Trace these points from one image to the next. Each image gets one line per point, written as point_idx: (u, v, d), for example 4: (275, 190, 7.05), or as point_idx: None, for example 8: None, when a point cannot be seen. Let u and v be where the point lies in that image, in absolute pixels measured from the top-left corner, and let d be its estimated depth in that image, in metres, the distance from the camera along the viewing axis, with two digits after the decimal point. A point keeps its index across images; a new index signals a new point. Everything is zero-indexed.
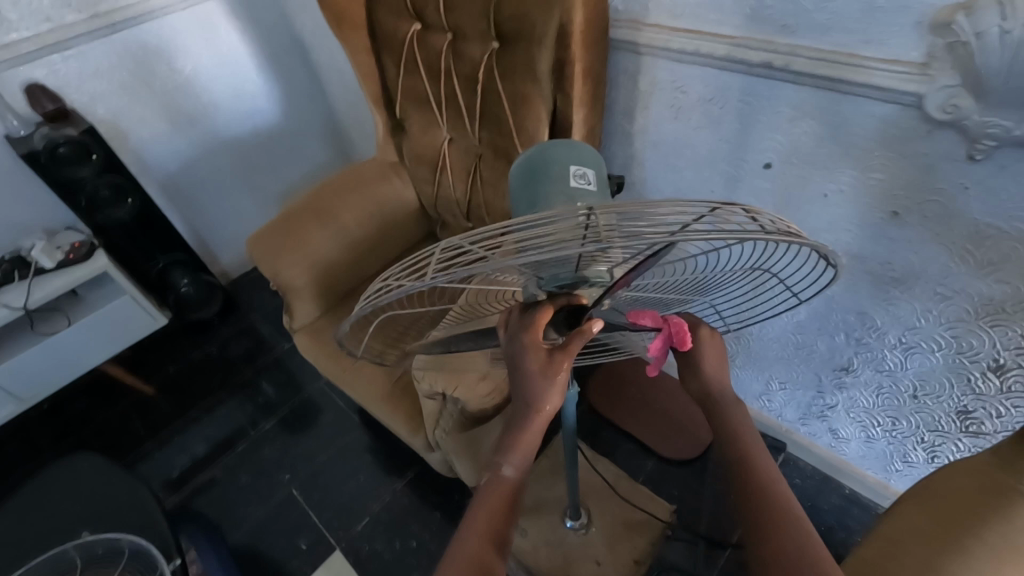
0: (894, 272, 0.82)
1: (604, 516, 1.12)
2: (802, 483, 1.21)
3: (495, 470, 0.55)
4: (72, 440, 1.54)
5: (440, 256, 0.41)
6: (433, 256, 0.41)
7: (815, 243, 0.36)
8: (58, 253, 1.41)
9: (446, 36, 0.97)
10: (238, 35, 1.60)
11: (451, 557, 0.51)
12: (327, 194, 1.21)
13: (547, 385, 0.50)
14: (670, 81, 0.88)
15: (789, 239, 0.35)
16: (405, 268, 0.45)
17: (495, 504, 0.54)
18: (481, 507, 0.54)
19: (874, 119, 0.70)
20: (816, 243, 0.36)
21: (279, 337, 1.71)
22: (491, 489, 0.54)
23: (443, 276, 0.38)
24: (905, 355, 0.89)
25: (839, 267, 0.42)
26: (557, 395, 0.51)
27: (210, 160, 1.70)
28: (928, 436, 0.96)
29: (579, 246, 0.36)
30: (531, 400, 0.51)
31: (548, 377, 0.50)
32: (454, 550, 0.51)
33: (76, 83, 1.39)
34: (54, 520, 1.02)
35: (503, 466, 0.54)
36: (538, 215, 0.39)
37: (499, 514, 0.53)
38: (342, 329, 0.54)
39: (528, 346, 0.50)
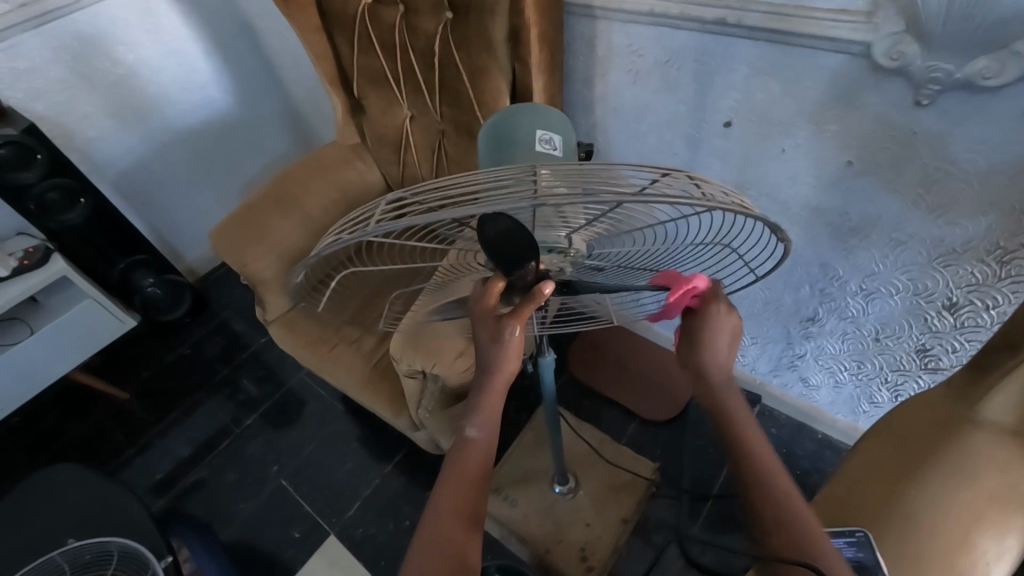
0: (851, 222, 0.84)
1: (591, 480, 1.15)
2: (777, 432, 1.26)
3: (461, 434, 0.55)
4: (48, 452, 1.50)
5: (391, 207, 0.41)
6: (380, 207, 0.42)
7: (764, 216, 0.36)
8: (12, 260, 1.35)
9: (397, 9, 0.95)
10: (181, 21, 1.53)
11: (429, 520, 0.51)
12: (290, 181, 1.18)
13: (500, 348, 0.52)
14: (627, 45, 0.87)
15: (738, 210, 0.35)
16: (362, 218, 0.45)
17: (462, 469, 0.54)
18: (453, 471, 0.54)
19: (825, 71, 0.71)
20: (764, 216, 0.36)
21: (255, 332, 1.68)
22: (459, 453, 0.55)
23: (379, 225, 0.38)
24: (866, 301, 0.93)
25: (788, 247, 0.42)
26: (513, 357, 0.53)
27: (163, 155, 1.64)
28: (891, 376, 1.01)
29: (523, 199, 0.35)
30: (487, 363, 0.54)
31: (500, 342, 0.52)
32: (431, 513, 0.51)
33: (10, 81, 1.31)
34: (38, 530, 1.01)
35: (468, 428, 0.55)
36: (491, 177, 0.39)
37: (475, 476, 0.54)
38: (299, 275, 0.55)
39: (481, 317, 0.52)
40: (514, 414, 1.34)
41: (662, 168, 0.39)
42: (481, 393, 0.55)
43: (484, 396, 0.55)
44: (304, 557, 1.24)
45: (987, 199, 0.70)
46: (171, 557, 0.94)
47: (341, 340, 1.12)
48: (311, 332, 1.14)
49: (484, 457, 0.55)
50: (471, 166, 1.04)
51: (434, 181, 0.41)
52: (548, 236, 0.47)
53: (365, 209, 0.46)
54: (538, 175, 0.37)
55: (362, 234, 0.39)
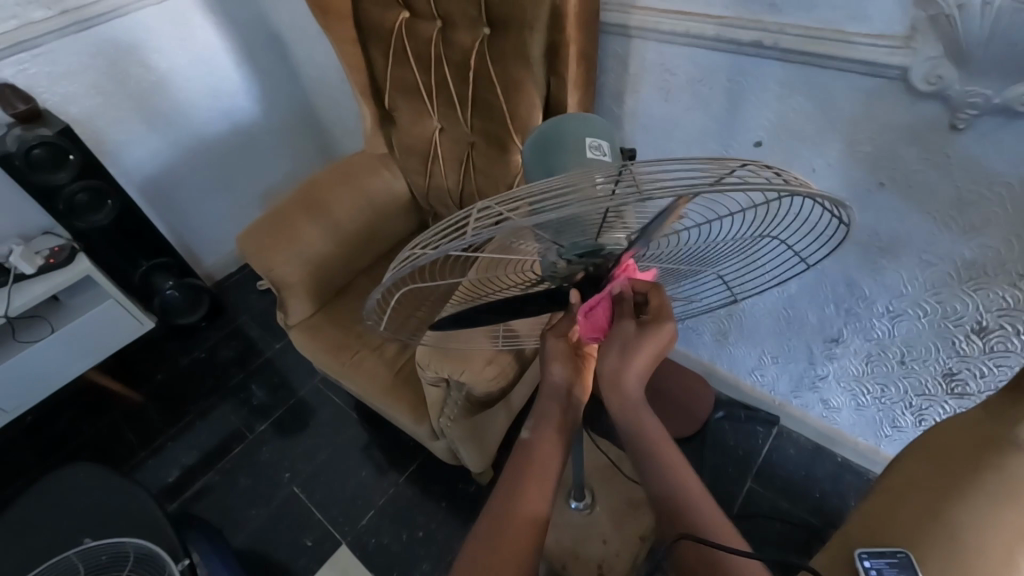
0: (881, 242, 0.85)
1: (608, 496, 1.14)
2: (796, 453, 1.25)
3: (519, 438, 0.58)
4: (62, 451, 1.50)
5: (476, 218, 0.42)
6: (471, 217, 0.42)
7: (832, 195, 0.35)
8: (37, 258, 1.37)
9: (434, 23, 0.97)
10: (213, 31, 1.57)
11: (489, 513, 0.53)
12: (319, 188, 1.19)
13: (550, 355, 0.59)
14: (659, 63, 0.89)
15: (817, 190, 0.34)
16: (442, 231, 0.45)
17: (526, 481, 0.54)
18: (511, 470, 0.55)
19: (860, 91, 0.72)
20: (832, 195, 0.35)
21: (270, 338, 1.68)
22: (522, 458, 0.56)
23: (478, 235, 0.38)
24: (892, 322, 0.93)
25: (851, 227, 0.41)
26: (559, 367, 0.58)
27: (189, 161, 1.67)
28: (916, 400, 1.01)
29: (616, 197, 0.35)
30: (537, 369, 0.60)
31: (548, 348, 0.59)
32: (492, 505, 0.53)
33: (46, 83, 1.34)
34: (53, 529, 1.00)
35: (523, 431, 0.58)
36: (571, 180, 0.39)
37: (538, 474, 0.54)
38: (370, 299, 0.54)
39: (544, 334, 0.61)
40: None
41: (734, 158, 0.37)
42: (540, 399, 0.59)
43: (541, 398, 0.59)
44: (315, 566, 1.23)
45: (1022, 223, 0.71)
46: (189, 560, 0.94)
47: (363, 346, 1.13)
48: (333, 338, 1.15)
49: (547, 458, 0.56)
50: (499, 178, 1.05)
51: (519, 189, 0.41)
52: (608, 239, 0.48)
53: (435, 228, 0.46)
54: (622, 173, 0.37)
55: (452, 245, 0.39)
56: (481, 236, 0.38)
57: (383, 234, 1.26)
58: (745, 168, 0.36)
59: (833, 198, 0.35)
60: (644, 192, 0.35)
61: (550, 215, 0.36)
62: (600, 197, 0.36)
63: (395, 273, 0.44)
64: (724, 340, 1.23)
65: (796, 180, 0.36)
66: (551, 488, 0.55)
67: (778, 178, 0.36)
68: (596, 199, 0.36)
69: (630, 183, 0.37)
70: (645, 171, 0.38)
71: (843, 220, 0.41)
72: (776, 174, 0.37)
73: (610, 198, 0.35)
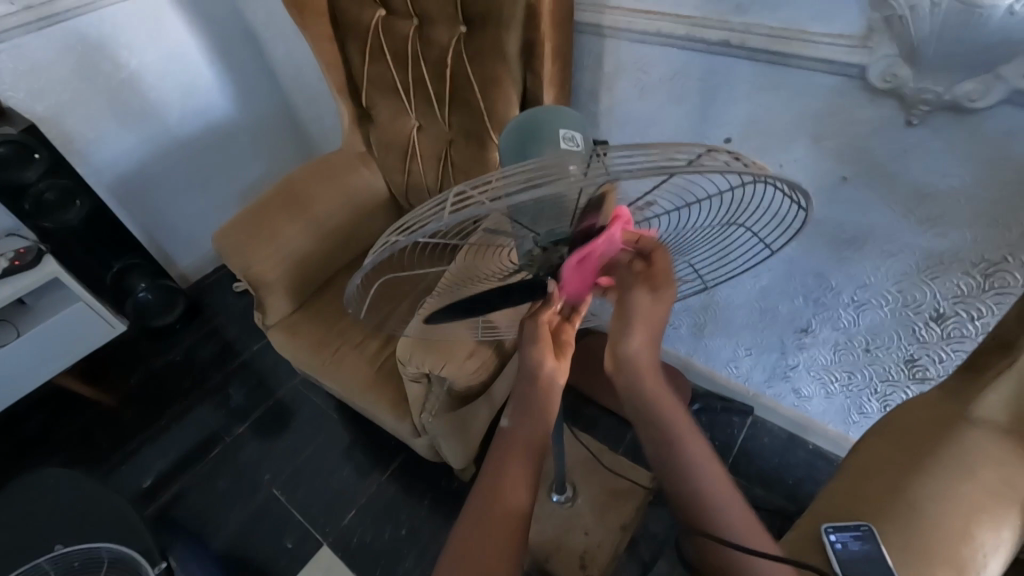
0: (846, 234, 0.88)
1: (589, 488, 1.16)
2: (770, 442, 1.29)
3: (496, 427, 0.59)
4: (31, 457, 1.46)
5: (453, 201, 0.43)
6: (448, 200, 0.43)
7: (791, 178, 0.37)
8: (2, 261, 1.32)
9: (412, 21, 0.98)
10: (185, 28, 1.55)
11: (474, 502, 0.53)
12: (296, 185, 1.19)
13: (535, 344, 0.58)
14: (633, 62, 0.92)
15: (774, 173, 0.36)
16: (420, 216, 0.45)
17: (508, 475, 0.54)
18: (491, 459, 0.56)
19: (822, 88, 0.76)
20: (791, 178, 0.37)
21: (247, 339, 1.66)
22: (503, 449, 0.56)
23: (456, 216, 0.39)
24: (857, 312, 0.96)
25: (810, 211, 0.42)
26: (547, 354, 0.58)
27: (161, 160, 1.63)
28: (881, 387, 1.05)
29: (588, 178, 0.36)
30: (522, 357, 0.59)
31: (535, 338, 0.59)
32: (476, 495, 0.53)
33: (10, 80, 1.30)
34: (22, 536, 0.97)
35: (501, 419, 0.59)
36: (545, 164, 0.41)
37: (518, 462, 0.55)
38: (351, 285, 0.54)
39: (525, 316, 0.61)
40: None
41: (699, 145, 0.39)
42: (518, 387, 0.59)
43: (527, 385, 0.58)
44: (296, 567, 1.21)
45: (973, 214, 0.75)
46: (166, 562, 0.92)
47: (343, 344, 1.12)
48: (314, 337, 1.14)
49: (529, 448, 0.55)
50: (478, 175, 1.06)
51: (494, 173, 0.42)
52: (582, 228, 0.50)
53: (416, 212, 0.47)
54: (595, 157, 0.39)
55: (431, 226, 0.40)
56: (459, 217, 0.39)
57: (362, 232, 1.26)
58: (709, 153, 0.38)
59: (791, 182, 0.37)
60: (614, 173, 0.36)
61: (526, 196, 0.37)
62: (573, 179, 0.37)
63: (377, 254, 0.45)
64: (700, 333, 1.26)
65: (756, 165, 0.37)
66: (531, 480, 0.55)
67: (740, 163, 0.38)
68: (570, 181, 0.37)
69: (602, 166, 0.38)
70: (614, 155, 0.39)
71: (801, 205, 0.42)
72: (738, 159, 0.38)
73: (583, 180, 0.37)
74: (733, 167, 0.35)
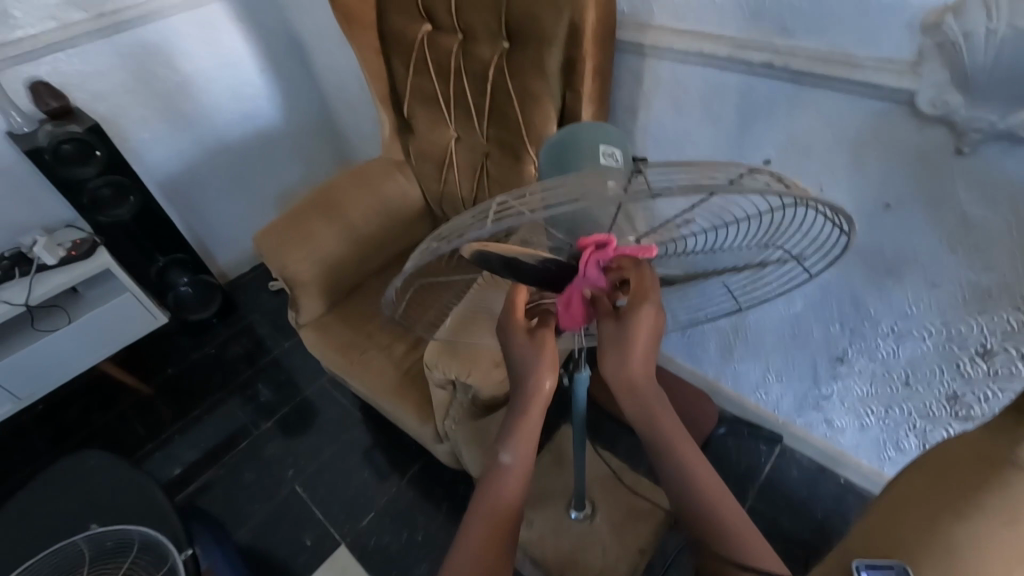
0: (886, 262, 0.86)
1: (608, 506, 1.14)
2: (798, 473, 1.25)
3: (496, 459, 0.58)
4: (71, 439, 1.53)
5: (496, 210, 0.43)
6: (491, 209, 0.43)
7: (833, 202, 0.36)
8: (60, 249, 1.41)
9: (456, 36, 1.01)
10: (240, 37, 1.62)
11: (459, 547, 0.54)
12: (335, 191, 1.23)
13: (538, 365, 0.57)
14: (673, 80, 0.92)
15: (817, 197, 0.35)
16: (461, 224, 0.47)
17: (495, 505, 0.56)
18: (480, 502, 0.56)
19: (867, 113, 0.74)
20: (833, 202, 0.36)
21: (279, 337, 1.71)
22: (494, 478, 0.57)
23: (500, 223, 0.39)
24: (897, 343, 0.93)
25: (852, 236, 0.42)
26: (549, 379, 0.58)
27: (209, 161, 1.71)
28: (919, 422, 1.00)
29: (631, 196, 0.36)
30: (522, 383, 0.58)
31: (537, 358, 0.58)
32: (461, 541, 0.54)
33: (78, 81, 1.39)
34: (60, 514, 1.02)
35: (503, 453, 0.58)
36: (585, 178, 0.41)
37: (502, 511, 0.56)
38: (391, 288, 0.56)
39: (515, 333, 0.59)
40: None
41: (738, 165, 0.39)
42: (518, 414, 0.59)
43: (523, 417, 0.59)
44: (313, 565, 1.23)
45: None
46: (192, 549, 0.95)
47: (371, 347, 1.15)
48: (344, 338, 1.17)
49: (517, 485, 0.57)
50: (512, 187, 1.07)
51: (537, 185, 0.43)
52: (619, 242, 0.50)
53: (457, 219, 0.48)
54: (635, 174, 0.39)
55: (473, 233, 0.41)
56: (501, 226, 0.40)
57: (395, 238, 1.28)
58: (751, 173, 0.38)
59: (834, 205, 0.36)
60: (656, 191, 0.36)
61: (568, 208, 0.38)
62: (615, 195, 0.38)
63: (418, 259, 0.46)
64: (728, 356, 1.23)
65: (799, 187, 0.37)
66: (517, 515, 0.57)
67: (782, 186, 0.38)
68: (612, 197, 0.37)
69: (642, 184, 0.38)
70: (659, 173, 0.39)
71: (844, 229, 0.42)
72: (780, 180, 0.38)
73: (622, 196, 0.37)
74: (775, 188, 0.35)
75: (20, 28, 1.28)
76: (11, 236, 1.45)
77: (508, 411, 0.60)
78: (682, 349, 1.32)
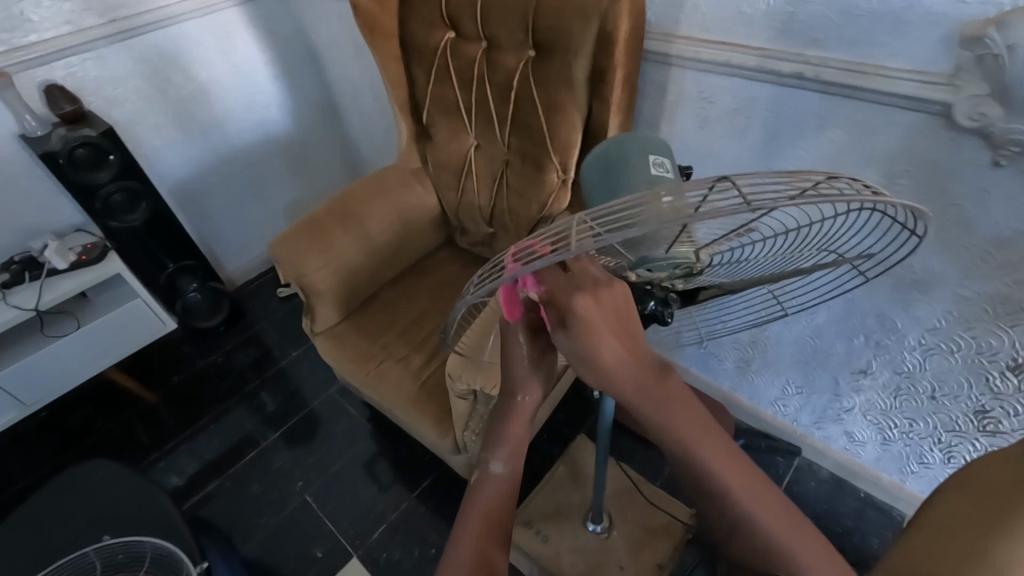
0: (914, 275, 0.85)
1: (625, 520, 1.13)
2: (817, 487, 1.24)
3: (484, 466, 0.58)
4: (74, 449, 1.50)
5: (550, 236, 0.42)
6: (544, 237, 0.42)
7: (920, 206, 0.35)
8: (70, 254, 1.39)
9: (479, 45, 1.01)
10: (254, 45, 1.63)
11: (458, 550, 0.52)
12: (352, 198, 1.21)
13: (535, 375, 0.58)
14: (699, 92, 0.92)
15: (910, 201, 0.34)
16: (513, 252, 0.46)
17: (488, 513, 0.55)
18: (476, 504, 0.56)
19: (900, 126, 0.74)
20: (921, 205, 0.35)
21: (287, 345, 1.69)
22: (481, 485, 0.57)
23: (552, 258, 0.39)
24: (924, 356, 0.92)
25: (922, 239, 0.41)
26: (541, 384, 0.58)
27: (220, 168, 1.70)
28: (945, 437, 0.99)
29: (725, 213, 0.33)
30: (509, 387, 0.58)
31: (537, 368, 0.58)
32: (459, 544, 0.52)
33: (93, 86, 1.38)
34: (69, 525, 1.00)
35: (492, 460, 0.58)
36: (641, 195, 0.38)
37: (496, 509, 0.55)
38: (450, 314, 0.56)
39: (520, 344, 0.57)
40: (546, 446, 1.34)
41: (820, 173, 0.37)
42: (504, 422, 0.59)
43: (509, 420, 0.59)
44: None
45: None
46: (205, 563, 0.92)
47: (388, 357, 1.13)
48: (360, 347, 1.16)
49: (503, 494, 0.56)
50: (534, 196, 1.06)
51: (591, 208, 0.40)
52: (678, 254, 0.46)
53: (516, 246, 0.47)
54: (716, 185, 0.36)
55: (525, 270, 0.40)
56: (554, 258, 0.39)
57: (411, 247, 1.28)
58: (830, 180, 0.36)
59: (920, 209, 0.35)
60: (754, 206, 0.33)
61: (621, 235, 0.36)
62: (695, 210, 0.35)
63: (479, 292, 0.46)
64: (747, 369, 1.22)
65: (883, 193, 0.36)
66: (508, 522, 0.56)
67: (866, 190, 0.36)
68: (699, 212, 0.34)
69: (736, 199, 0.35)
70: (751, 185, 0.36)
71: (915, 231, 0.41)
72: (863, 187, 0.37)
73: (705, 212, 0.34)
74: (864, 195, 0.34)
75: (36, 32, 1.27)
76: (20, 241, 1.44)
77: (493, 417, 0.61)
78: (698, 361, 1.31)
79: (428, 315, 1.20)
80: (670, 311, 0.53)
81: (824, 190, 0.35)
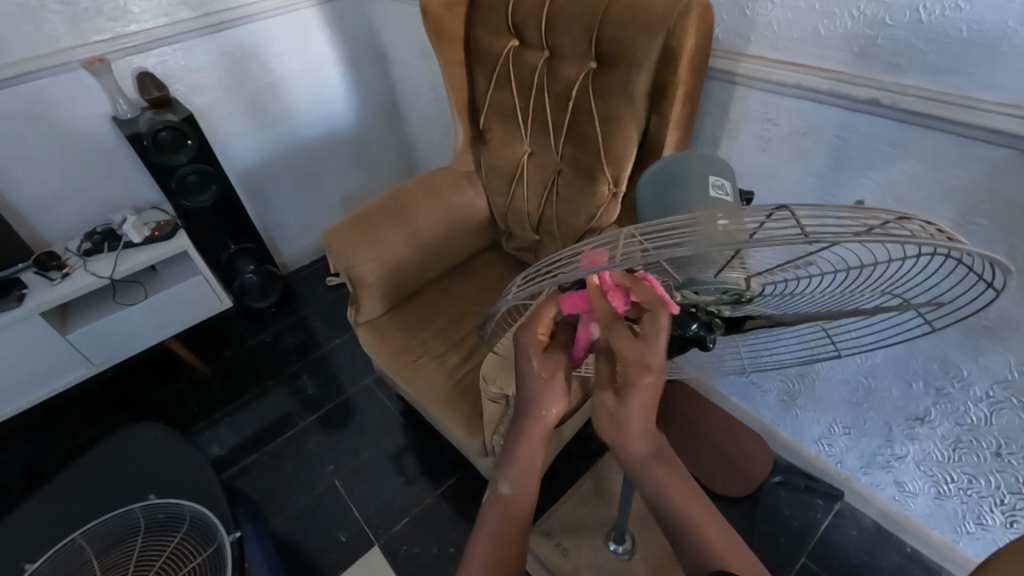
0: (987, 321, 0.79)
1: (649, 545, 1.10)
2: (858, 536, 1.17)
3: (494, 487, 0.55)
4: (129, 411, 1.60)
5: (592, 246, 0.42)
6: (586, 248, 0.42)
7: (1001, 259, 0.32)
8: (145, 229, 1.50)
9: (542, 54, 1.02)
10: (327, 43, 1.70)
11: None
12: (405, 196, 1.25)
13: (546, 388, 0.53)
14: (763, 113, 0.90)
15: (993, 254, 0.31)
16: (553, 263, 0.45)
17: (505, 519, 0.53)
18: (486, 524, 0.54)
19: (983, 163, 0.70)
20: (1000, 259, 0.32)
21: (331, 333, 1.75)
22: (490, 504, 0.54)
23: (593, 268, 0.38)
24: (990, 410, 0.86)
25: (1000, 292, 0.38)
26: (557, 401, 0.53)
27: (286, 158, 1.79)
28: (1008, 499, 0.91)
29: (781, 241, 0.32)
30: (527, 408, 0.54)
31: (548, 380, 0.53)
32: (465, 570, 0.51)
33: (180, 75, 1.49)
34: (121, 482, 1.06)
35: (501, 482, 0.55)
36: (682, 219, 0.38)
37: (505, 530, 0.53)
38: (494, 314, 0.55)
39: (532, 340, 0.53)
40: (572, 459, 1.32)
41: (894, 210, 0.35)
42: (516, 440, 0.55)
43: (521, 442, 0.54)
44: (345, 563, 1.23)
45: None
46: (239, 533, 0.96)
47: (424, 353, 1.16)
48: (400, 342, 1.18)
49: (512, 518, 0.54)
50: (582, 207, 1.06)
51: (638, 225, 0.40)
52: (727, 279, 0.46)
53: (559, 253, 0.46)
54: (775, 212, 0.35)
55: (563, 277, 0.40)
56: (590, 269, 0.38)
57: (456, 248, 1.30)
58: (900, 221, 0.35)
59: (1002, 264, 0.32)
60: (814, 237, 0.32)
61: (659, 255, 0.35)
62: (746, 238, 0.33)
63: (518, 294, 0.46)
64: (790, 402, 1.17)
65: (959, 238, 0.34)
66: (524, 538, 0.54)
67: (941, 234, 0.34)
68: (746, 240, 0.33)
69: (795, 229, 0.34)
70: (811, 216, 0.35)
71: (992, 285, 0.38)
72: (936, 230, 0.35)
73: (762, 240, 0.33)
74: (936, 239, 0.32)
75: (136, 22, 1.38)
76: (103, 214, 1.56)
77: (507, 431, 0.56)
78: (739, 390, 1.27)
79: (468, 316, 1.21)
80: (714, 336, 0.50)
81: (891, 230, 0.33)
